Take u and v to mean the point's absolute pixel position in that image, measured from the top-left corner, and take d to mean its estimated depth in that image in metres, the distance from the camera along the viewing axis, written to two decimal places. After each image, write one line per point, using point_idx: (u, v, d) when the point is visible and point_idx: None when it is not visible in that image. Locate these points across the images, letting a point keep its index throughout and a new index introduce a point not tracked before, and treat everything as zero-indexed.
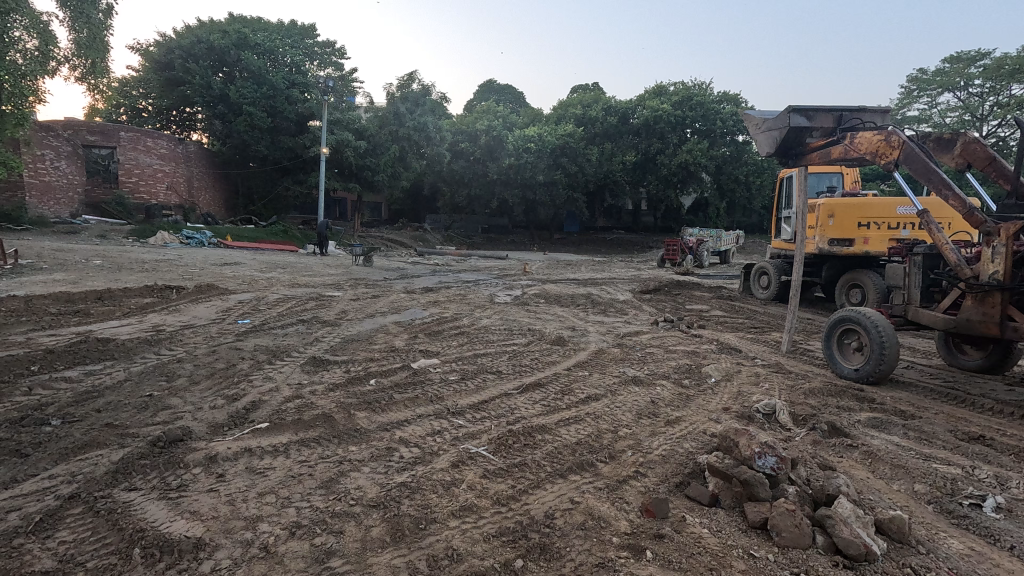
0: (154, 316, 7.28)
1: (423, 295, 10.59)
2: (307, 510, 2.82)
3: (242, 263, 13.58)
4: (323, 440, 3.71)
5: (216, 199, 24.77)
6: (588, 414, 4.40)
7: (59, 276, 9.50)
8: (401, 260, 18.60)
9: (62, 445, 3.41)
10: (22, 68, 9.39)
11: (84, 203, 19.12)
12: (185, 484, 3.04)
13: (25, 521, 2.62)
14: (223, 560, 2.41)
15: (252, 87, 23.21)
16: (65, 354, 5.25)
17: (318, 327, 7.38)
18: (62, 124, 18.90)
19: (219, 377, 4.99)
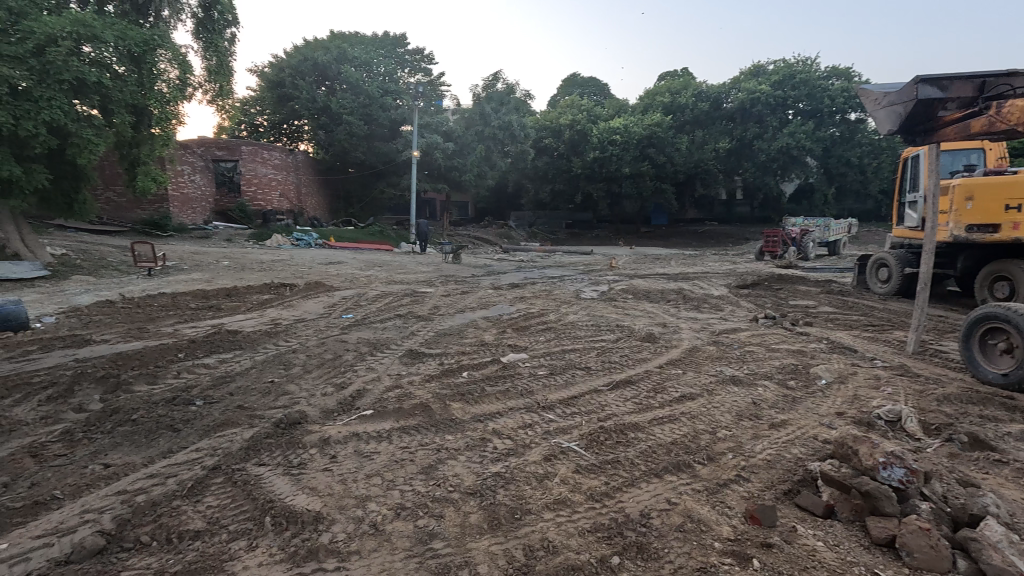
0: (273, 311, 8.10)
1: (510, 291, 10.76)
2: (410, 494, 3.00)
3: (345, 262, 14.65)
4: (421, 428, 3.92)
5: (320, 203, 26.91)
6: (682, 414, 4.23)
7: (196, 276, 10.86)
8: (487, 257, 19.03)
9: (205, 422, 3.92)
10: (166, 96, 10.68)
11: (214, 211, 21.64)
12: (305, 462, 3.36)
13: (181, 486, 3.04)
14: (339, 534, 2.63)
15: (350, 97, 25.02)
16: (204, 343, 6.01)
17: (413, 321, 7.78)
18: (196, 142, 21.46)
19: (328, 367, 5.42)
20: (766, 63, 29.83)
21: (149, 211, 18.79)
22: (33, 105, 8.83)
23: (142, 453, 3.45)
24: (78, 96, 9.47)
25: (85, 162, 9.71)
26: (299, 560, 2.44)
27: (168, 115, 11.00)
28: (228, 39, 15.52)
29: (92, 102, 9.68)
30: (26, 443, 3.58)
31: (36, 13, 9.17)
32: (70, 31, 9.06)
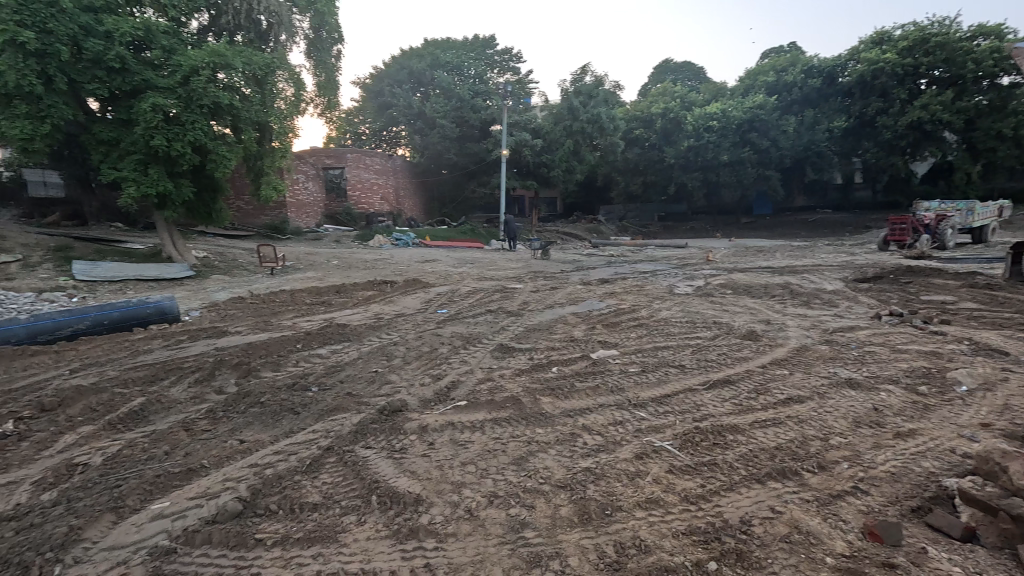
0: (376, 306, 8.74)
1: (600, 287, 10.62)
2: (503, 483, 3.10)
3: (439, 260, 15.35)
4: (513, 420, 4.03)
5: (417, 204, 28.39)
6: (788, 417, 3.93)
7: (311, 274, 11.98)
8: (576, 253, 18.90)
9: (319, 407, 4.34)
10: (285, 112, 12.14)
11: (325, 215, 23.68)
12: (406, 447, 3.60)
13: (302, 462, 3.40)
14: (437, 516, 2.79)
15: (444, 101, 26.06)
16: (319, 335, 6.64)
17: (504, 316, 7.98)
18: (309, 152, 23.47)
19: (425, 359, 5.73)
20: (893, 27, 26.27)
21: (272, 216, 20.96)
22: (181, 128, 10.24)
23: (270, 431, 3.91)
24: (214, 117, 10.80)
25: (221, 175, 11.09)
26: (401, 537, 2.64)
27: (285, 129, 12.23)
28: (334, 56, 16.84)
29: (226, 121, 11.03)
30: (181, 418, 4.20)
31: (181, 47, 10.56)
32: (207, 61, 10.35)
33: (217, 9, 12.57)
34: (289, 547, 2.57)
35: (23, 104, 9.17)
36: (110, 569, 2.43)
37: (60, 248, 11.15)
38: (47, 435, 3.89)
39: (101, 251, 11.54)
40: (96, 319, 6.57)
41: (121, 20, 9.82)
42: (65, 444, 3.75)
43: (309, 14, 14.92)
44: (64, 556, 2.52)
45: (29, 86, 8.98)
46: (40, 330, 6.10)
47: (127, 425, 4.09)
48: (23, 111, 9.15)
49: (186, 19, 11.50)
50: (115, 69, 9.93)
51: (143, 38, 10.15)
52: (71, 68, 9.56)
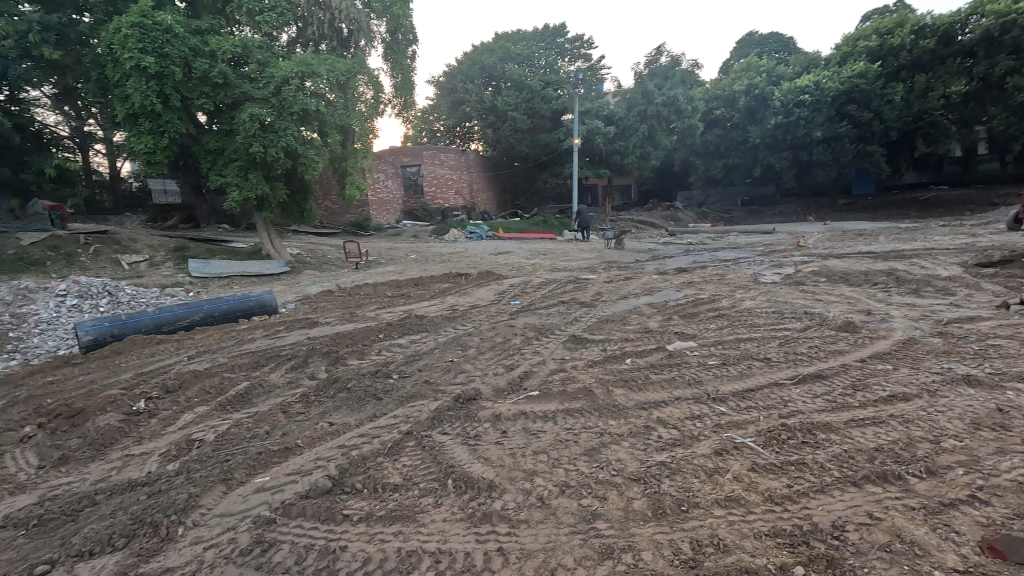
0: (452, 298, 9.01)
1: (677, 276, 10.21)
2: (574, 473, 3.10)
3: (512, 252, 15.49)
4: (585, 411, 4.00)
5: (490, 198, 28.85)
6: (891, 416, 3.58)
7: (392, 268, 12.57)
8: (652, 241, 18.30)
9: (399, 394, 4.56)
10: (364, 115, 12.79)
11: (403, 211, 24.70)
12: (479, 434, 3.70)
13: (384, 445, 3.61)
14: (510, 503, 2.85)
15: (515, 94, 26.03)
16: (398, 326, 6.97)
17: (576, 307, 7.92)
18: (388, 151, 24.52)
19: (499, 350, 5.84)
20: None
21: (356, 214, 22.21)
22: (274, 135, 11.10)
23: (356, 415, 4.18)
24: (303, 124, 11.60)
25: (310, 177, 11.90)
26: (475, 520, 2.72)
27: (366, 130, 12.94)
28: (409, 57, 17.41)
29: (313, 126, 11.82)
30: (279, 401, 4.61)
31: (273, 60, 11.42)
32: (296, 71, 11.13)
33: (303, 22, 13.97)
34: (372, 524, 2.74)
35: (146, 122, 10.35)
36: (222, 532, 2.73)
37: (179, 248, 12.54)
38: (171, 413, 4.42)
39: (212, 251, 12.86)
40: (208, 311, 7.35)
41: (222, 40, 10.79)
42: (185, 421, 4.25)
43: (385, 19, 15.60)
44: (186, 519, 2.86)
45: (150, 105, 10.11)
46: (165, 320, 6.93)
47: (235, 406, 4.56)
48: (146, 128, 10.36)
49: (277, 34, 12.39)
50: (219, 85, 10.93)
51: (241, 54, 11.08)
52: (183, 86, 10.65)
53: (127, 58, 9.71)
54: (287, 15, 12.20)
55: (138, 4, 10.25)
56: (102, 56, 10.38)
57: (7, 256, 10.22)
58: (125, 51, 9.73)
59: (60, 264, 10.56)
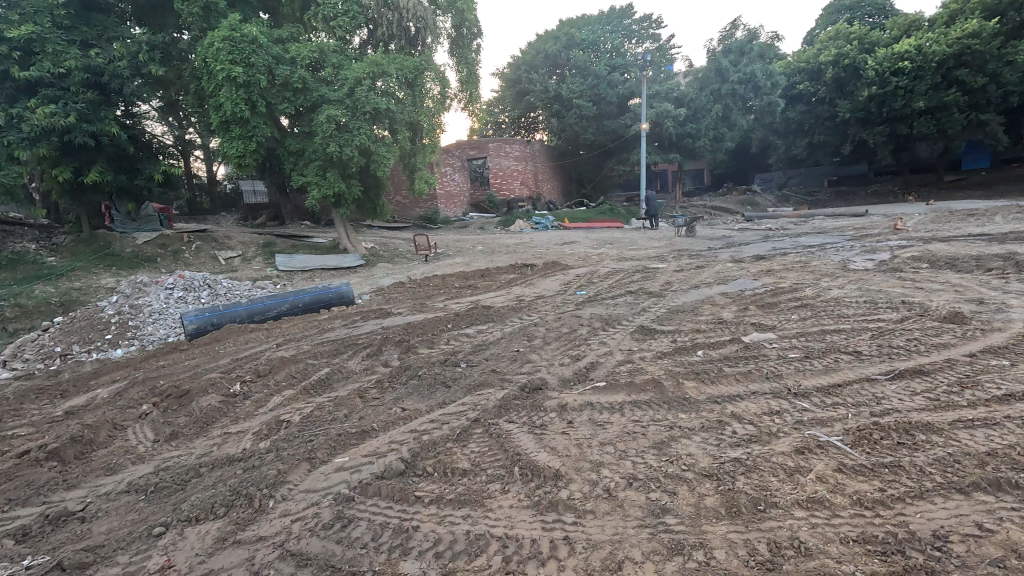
0: (518, 288, 9.07)
1: (754, 264, 9.63)
2: (642, 466, 3.04)
3: (579, 242, 15.31)
4: (654, 403, 3.90)
5: (555, 187, 28.70)
6: (1007, 418, 3.19)
7: (459, 260, 12.86)
8: (727, 228, 17.39)
9: (466, 381, 4.68)
10: (432, 110, 13.05)
11: (470, 204, 25.13)
12: (545, 424, 3.72)
13: (453, 431, 3.72)
14: (576, 492, 2.85)
15: (580, 81, 25.59)
16: (466, 316, 7.13)
17: (645, 297, 7.71)
18: (455, 145, 24.98)
19: (564, 340, 5.82)
20: None
21: (425, 208, 22.88)
22: (349, 134, 11.66)
23: (426, 401, 4.34)
24: (376, 122, 12.08)
25: (382, 173, 12.41)
26: (541, 508, 2.75)
27: (434, 126, 13.27)
28: (474, 51, 17.51)
29: (384, 125, 12.32)
30: (356, 386, 4.88)
31: (347, 63, 11.97)
32: (368, 72, 11.61)
33: (374, 23, 14.45)
34: (442, 506, 2.84)
35: (236, 128, 11.22)
36: (307, 507, 2.94)
37: (267, 244, 13.56)
38: (262, 396, 4.81)
39: (295, 246, 13.79)
40: (293, 303, 7.91)
41: (301, 47, 11.46)
42: (275, 403, 4.62)
43: (450, 14, 15.81)
44: (277, 492, 3.11)
45: (240, 112, 10.95)
46: (256, 311, 7.54)
47: (318, 390, 4.89)
48: (237, 133, 11.24)
49: (351, 38, 12.94)
50: (299, 89, 11.63)
51: (318, 59, 11.70)
52: (268, 93, 11.43)
53: (219, 70, 10.55)
54: (358, 18, 12.69)
55: (228, 19, 11.09)
56: (199, 69, 11.35)
57: (126, 254, 11.51)
58: (218, 63, 10.57)
59: (168, 261, 11.76)
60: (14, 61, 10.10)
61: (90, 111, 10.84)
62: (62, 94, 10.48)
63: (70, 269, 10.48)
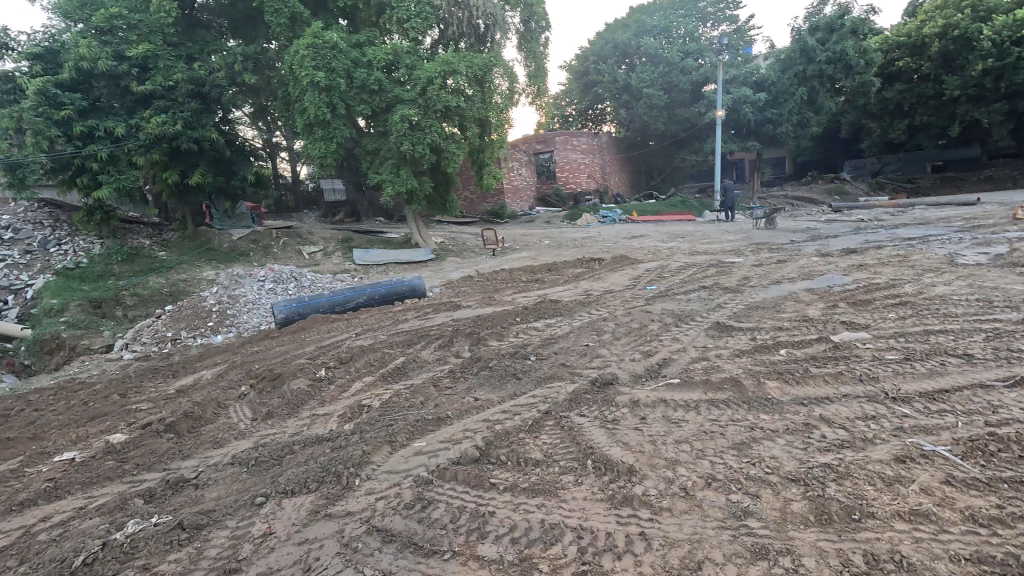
0: (585, 283, 8.97)
1: (844, 258, 8.93)
2: (721, 467, 2.93)
3: (648, 235, 14.91)
4: (732, 403, 3.75)
5: (623, 179, 28.09)
6: None
7: (526, 254, 12.93)
8: (811, 219, 16.20)
9: (537, 374, 4.72)
10: (501, 105, 13.13)
11: (537, 198, 25.15)
12: (618, 419, 3.69)
13: (525, 422, 3.78)
14: (652, 489, 2.81)
15: (650, 69, 24.77)
16: (534, 310, 7.17)
17: (720, 293, 7.38)
18: (521, 140, 25.04)
19: (635, 335, 5.70)
20: None
21: (493, 203, 23.12)
22: (421, 132, 12.06)
23: (497, 392, 4.43)
24: (446, 119, 12.42)
25: (452, 169, 12.72)
26: (615, 502, 2.73)
27: (502, 121, 13.26)
28: (542, 44, 17.40)
29: (454, 122, 12.62)
30: (430, 375, 5.08)
31: (419, 63, 12.32)
32: (440, 70, 11.90)
33: (444, 23, 14.76)
34: (517, 494, 2.90)
35: (319, 130, 11.92)
36: (390, 486, 3.12)
37: (345, 239, 14.34)
38: (344, 381, 5.13)
39: (371, 241, 14.48)
40: (370, 294, 8.33)
41: (377, 50, 11.95)
42: (356, 389, 4.92)
43: (519, 9, 15.90)
44: (362, 472, 3.31)
45: (322, 115, 11.62)
46: (337, 302, 8.01)
47: (395, 378, 5.15)
48: (320, 135, 11.94)
49: (423, 38, 13.29)
50: (375, 91, 12.16)
51: (393, 61, 12.15)
52: (347, 95, 12.05)
53: (304, 76, 11.25)
54: (430, 18, 13.02)
55: (311, 27, 11.78)
56: (286, 76, 12.17)
57: (223, 249, 12.61)
58: (303, 69, 11.28)
59: (259, 255, 12.76)
60: (132, 76, 11.29)
61: (194, 119, 11.97)
62: (171, 105, 11.61)
63: (177, 263, 11.64)
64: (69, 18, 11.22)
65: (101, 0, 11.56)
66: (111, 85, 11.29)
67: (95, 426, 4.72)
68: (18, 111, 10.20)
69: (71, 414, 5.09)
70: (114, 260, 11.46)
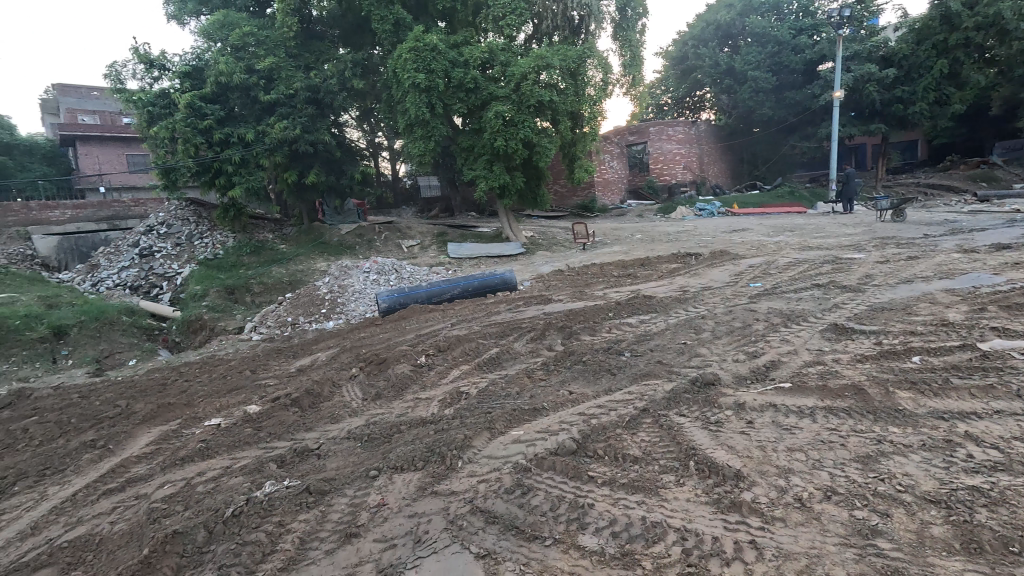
0: (681, 279, 8.60)
1: (995, 256, 7.73)
2: (843, 479, 2.71)
3: (750, 229, 13.94)
4: (854, 412, 3.43)
5: (723, 170, 26.51)
6: None
7: (618, 249, 12.68)
8: (949, 211, 14.18)
9: (632, 371, 4.63)
10: (595, 97, 12.92)
11: (628, 191, 24.49)
12: (722, 421, 3.52)
13: (621, 418, 3.73)
14: (761, 497, 2.67)
15: (757, 49, 23.02)
16: (627, 306, 7.02)
17: (837, 292, 6.73)
18: (613, 132, 24.53)
19: (738, 335, 5.38)
20: None
21: (583, 196, 22.83)
22: (515, 128, 12.24)
23: (592, 386, 4.42)
24: (539, 114, 12.50)
25: (544, 164, 12.76)
26: (722, 507, 2.63)
27: (596, 114, 13.07)
28: (639, 31, 16.83)
29: (547, 116, 12.64)
30: (524, 367, 5.19)
31: (514, 59, 12.47)
32: (533, 66, 11.95)
33: (539, 18, 14.80)
34: (616, 489, 2.89)
35: (419, 129, 12.52)
36: (491, 471, 3.24)
37: (441, 234, 14.98)
38: (443, 368, 5.39)
39: (465, 235, 14.99)
40: (464, 287, 8.64)
41: (473, 49, 12.27)
42: (454, 376, 5.15)
43: None
44: (464, 455, 3.47)
45: (422, 114, 12.18)
46: (434, 293, 8.41)
47: (490, 367, 5.32)
48: (420, 134, 12.53)
49: (517, 34, 13.41)
50: (471, 89, 12.50)
51: (488, 59, 12.41)
52: (445, 95, 12.49)
53: (406, 79, 11.86)
54: (525, 14, 13.14)
55: (414, 31, 12.38)
56: (390, 79, 12.90)
57: (333, 242, 13.71)
58: (406, 72, 11.89)
59: (364, 248, 13.73)
60: (260, 87, 12.60)
61: (310, 123, 13.09)
62: (291, 112, 12.86)
63: (295, 255, 12.86)
64: (211, 39, 12.70)
65: (236, 21, 12.95)
66: (243, 97, 12.68)
67: (234, 397, 5.40)
68: (172, 123, 11.81)
69: (214, 386, 5.86)
70: (245, 251, 12.94)
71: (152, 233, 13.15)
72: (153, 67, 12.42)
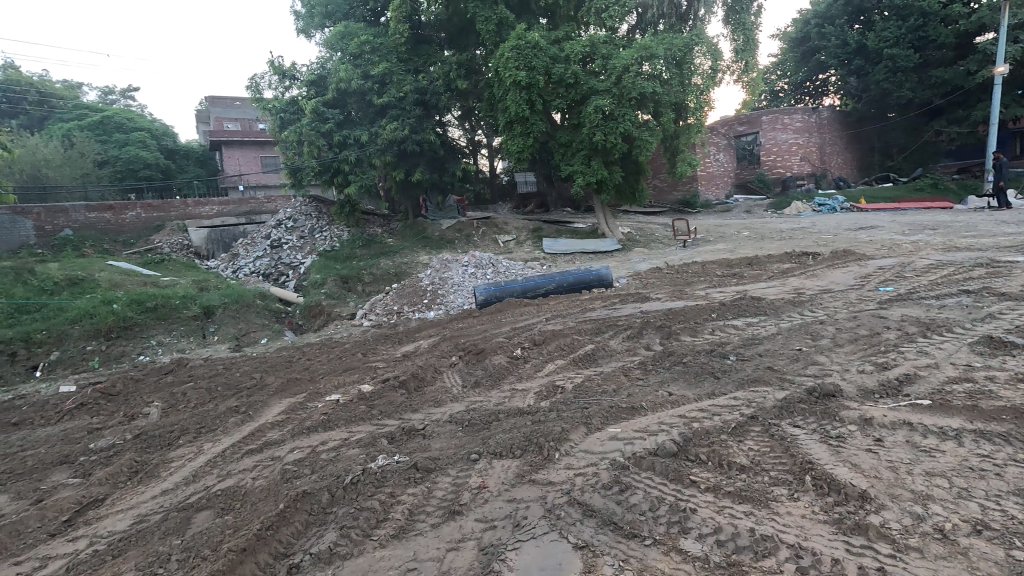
0: (796, 280, 7.95)
1: None
2: (997, 513, 2.38)
3: (880, 227, 12.48)
4: (1014, 438, 2.98)
5: (847, 161, 23.98)
6: None
7: (721, 246, 11.99)
8: None
9: (739, 375, 4.38)
10: (701, 88, 12.23)
11: (735, 185, 23.01)
12: (844, 436, 3.22)
13: (726, 423, 3.54)
14: (893, 522, 2.42)
15: (895, 24, 20.44)
16: (732, 307, 6.62)
17: (992, 300, 5.81)
18: (721, 122, 23.14)
19: (864, 344, 4.86)
20: None
21: (684, 191, 21.82)
22: (614, 122, 12.02)
23: (693, 389, 4.25)
24: (640, 107, 12.18)
25: (644, 158, 12.37)
26: (845, 528, 2.42)
27: (702, 104, 12.38)
28: (754, 14, 15.67)
29: (648, 109, 12.27)
30: (620, 365, 5.12)
31: (615, 52, 12.20)
32: (635, 57, 11.66)
33: (644, 7, 14.31)
34: (721, 497, 2.77)
35: (519, 126, 12.70)
36: (588, 465, 3.26)
37: (537, 229, 15.14)
38: (538, 362, 5.48)
39: (560, 231, 15.01)
40: (559, 282, 8.70)
41: (574, 44, 12.20)
42: (550, 370, 5.21)
43: None
44: (561, 448, 3.50)
45: (522, 112, 12.35)
46: (530, 288, 8.55)
47: (585, 363, 5.31)
48: (519, 131, 12.71)
49: (619, 26, 13.09)
50: (571, 84, 12.41)
51: (589, 52, 12.26)
52: (545, 91, 12.58)
53: (508, 77, 12.09)
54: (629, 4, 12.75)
55: (516, 30, 12.58)
56: (492, 78, 13.23)
57: (435, 237, 14.42)
58: (508, 70, 12.11)
59: (463, 243, 14.29)
60: (374, 91, 13.53)
61: (417, 124, 13.86)
62: (401, 113, 13.58)
63: (401, 248, 13.71)
64: (333, 49, 13.90)
65: (354, 31, 13.99)
66: (359, 101, 13.74)
67: (349, 376, 5.93)
68: (300, 127, 13.14)
69: (332, 365, 6.46)
70: (357, 244, 14.05)
71: (281, 227, 14.74)
72: (285, 78, 13.89)
